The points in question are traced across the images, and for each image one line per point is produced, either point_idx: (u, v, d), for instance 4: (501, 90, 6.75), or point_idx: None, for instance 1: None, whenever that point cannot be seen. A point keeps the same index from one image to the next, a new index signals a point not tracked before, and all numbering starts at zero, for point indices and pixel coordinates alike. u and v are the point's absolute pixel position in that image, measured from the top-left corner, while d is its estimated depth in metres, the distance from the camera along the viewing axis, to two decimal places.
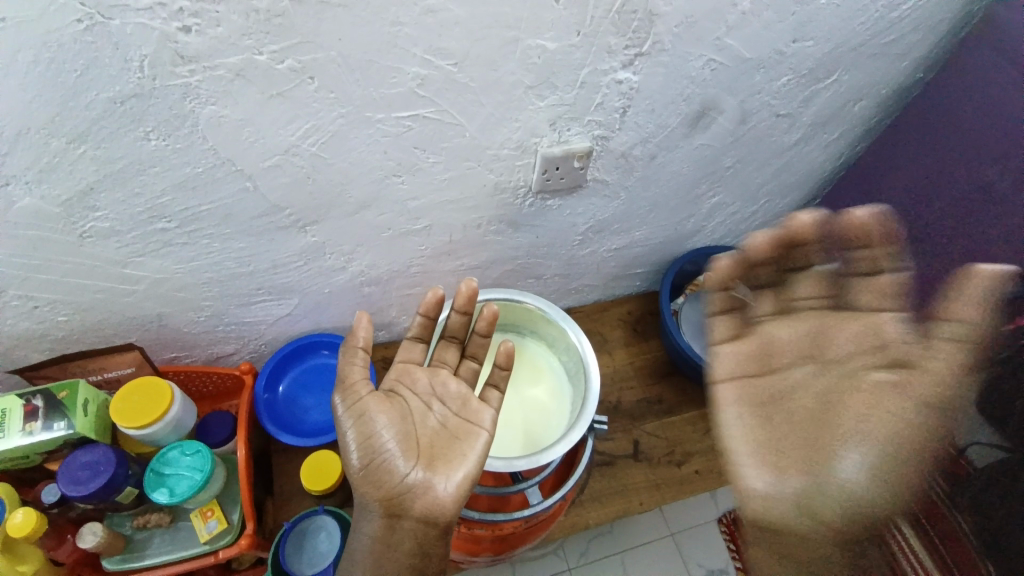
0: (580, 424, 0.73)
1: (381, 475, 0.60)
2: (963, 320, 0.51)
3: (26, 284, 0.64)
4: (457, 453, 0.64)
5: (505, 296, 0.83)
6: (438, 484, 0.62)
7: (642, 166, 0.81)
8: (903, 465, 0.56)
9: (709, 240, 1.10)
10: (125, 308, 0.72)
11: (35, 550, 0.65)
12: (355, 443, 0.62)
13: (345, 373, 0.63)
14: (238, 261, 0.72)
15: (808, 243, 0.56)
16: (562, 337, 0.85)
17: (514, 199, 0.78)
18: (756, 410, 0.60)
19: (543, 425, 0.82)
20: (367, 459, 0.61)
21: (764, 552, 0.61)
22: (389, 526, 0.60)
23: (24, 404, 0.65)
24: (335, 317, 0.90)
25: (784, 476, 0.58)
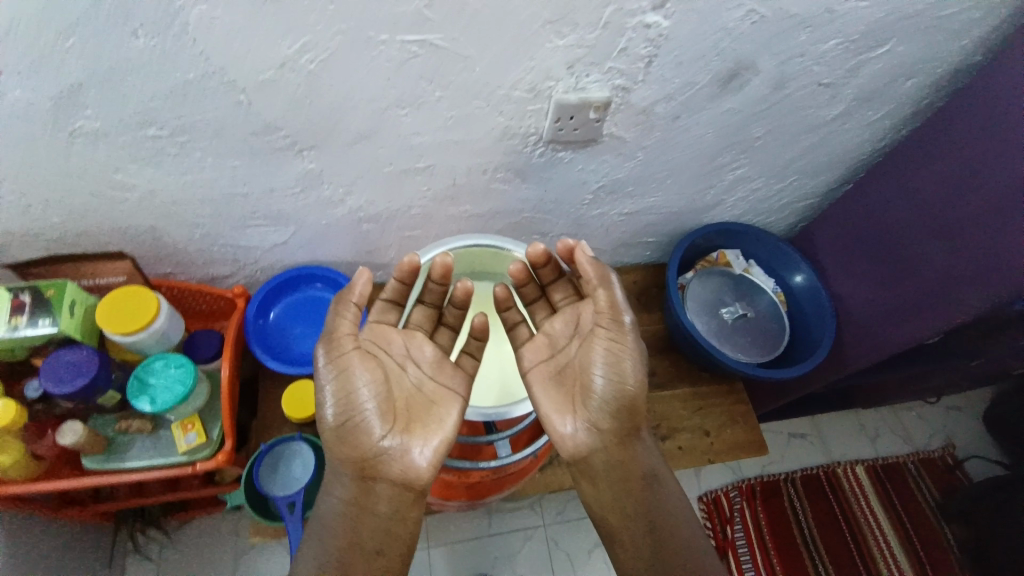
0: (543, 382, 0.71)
1: (357, 435, 0.61)
2: (597, 274, 0.65)
3: (19, 181, 0.63)
4: (433, 417, 0.65)
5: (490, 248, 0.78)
6: (414, 450, 0.62)
7: (663, 126, 0.76)
8: (626, 369, 0.64)
9: (728, 215, 1.05)
10: (119, 216, 0.72)
11: (14, 441, 0.66)
12: (333, 398, 0.61)
13: (334, 325, 0.62)
14: (234, 181, 0.70)
15: (550, 261, 0.71)
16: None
17: (523, 146, 0.74)
18: (552, 380, 0.68)
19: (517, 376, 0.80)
20: (344, 416, 0.61)
21: (586, 485, 0.67)
22: (366, 486, 0.61)
23: (11, 298, 0.65)
24: (331, 251, 0.89)
25: (573, 419, 0.66)
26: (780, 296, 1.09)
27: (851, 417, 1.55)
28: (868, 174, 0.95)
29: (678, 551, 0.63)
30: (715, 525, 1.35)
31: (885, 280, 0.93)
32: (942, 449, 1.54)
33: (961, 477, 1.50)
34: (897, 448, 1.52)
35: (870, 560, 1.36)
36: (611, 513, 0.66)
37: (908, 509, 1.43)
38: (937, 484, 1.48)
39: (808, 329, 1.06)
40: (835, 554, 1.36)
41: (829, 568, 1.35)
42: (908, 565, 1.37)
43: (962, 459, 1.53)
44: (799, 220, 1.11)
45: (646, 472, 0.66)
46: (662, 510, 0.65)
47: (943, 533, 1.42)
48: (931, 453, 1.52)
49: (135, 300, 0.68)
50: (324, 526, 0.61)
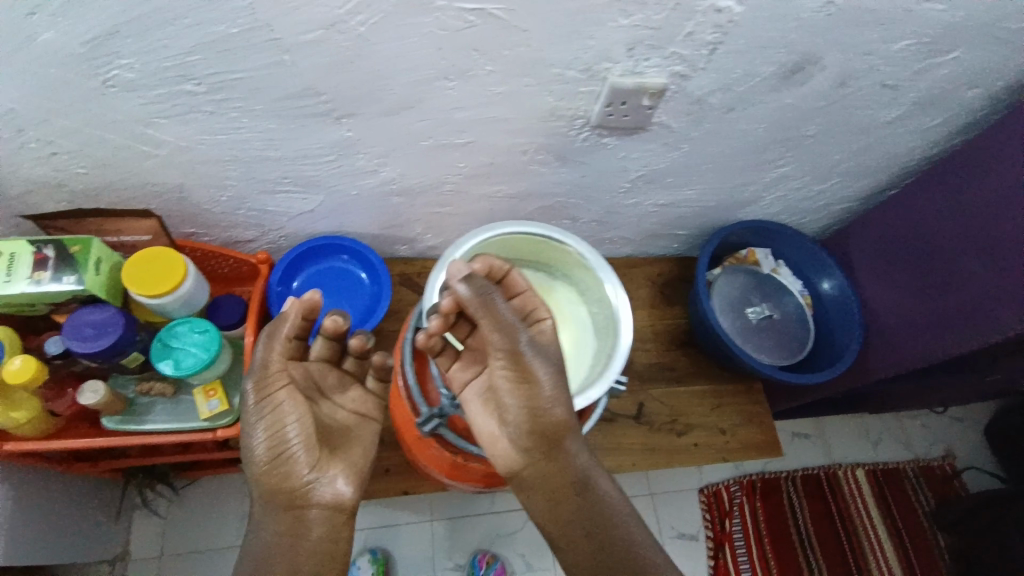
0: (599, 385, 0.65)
1: (287, 469, 0.59)
2: (477, 307, 0.55)
3: (44, 128, 0.60)
4: (351, 450, 0.65)
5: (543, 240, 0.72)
6: (338, 482, 0.62)
7: (715, 117, 0.73)
8: (543, 396, 0.58)
9: (763, 213, 1.02)
10: (145, 171, 0.69)
11: (29, 399, 0.65)
12: (263, 432, 0.58)
13: (263, 359, 0.59)
14: (267, 144, 0.67)
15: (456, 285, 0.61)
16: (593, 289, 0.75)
17: (567, 129, 0.71)
18: (480, 398, 0.64)
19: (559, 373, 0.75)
20: (274, 451, 0.58)
21: (520, 499, 0.64)
22: (295, 516, 0.60)
23: (34, 252, 0.63)
24: (357, 222, 0.87)
25: (500, 434, 0.63)
26: (806, 299, 1.07)
27: (856, 421, 1.55)
28: (913, 183, 0.93)
29: (614, 555, 0.60)
30: (714, 518, 1.37)
31: (919, 291, 0.91)
32: (942, 458, 1.54)
33: (958, 488, 1.51)
34: (898, 455, 1.53)
35: (863, 562, 1.38)
36: (548, 523, 0.63)
37: (904, 515, 1.45)
38: (934, 493, 1.49)
39: (832, 335, 1.04)
40: (829, 553, 1.38)
41: (822, 566, 1.36)
42: (898, 568, 1.40)
43: (961, 470, 1.54)
44: (833, 223, 1.09)
45: (578, 481, 0.61)
46: (599, 514, 0.61)
47: (936, 540, 1.44)
48: (931, 462, 1.53)
49: (163, 261, 0.67)
50: (254, 561, 0.58)
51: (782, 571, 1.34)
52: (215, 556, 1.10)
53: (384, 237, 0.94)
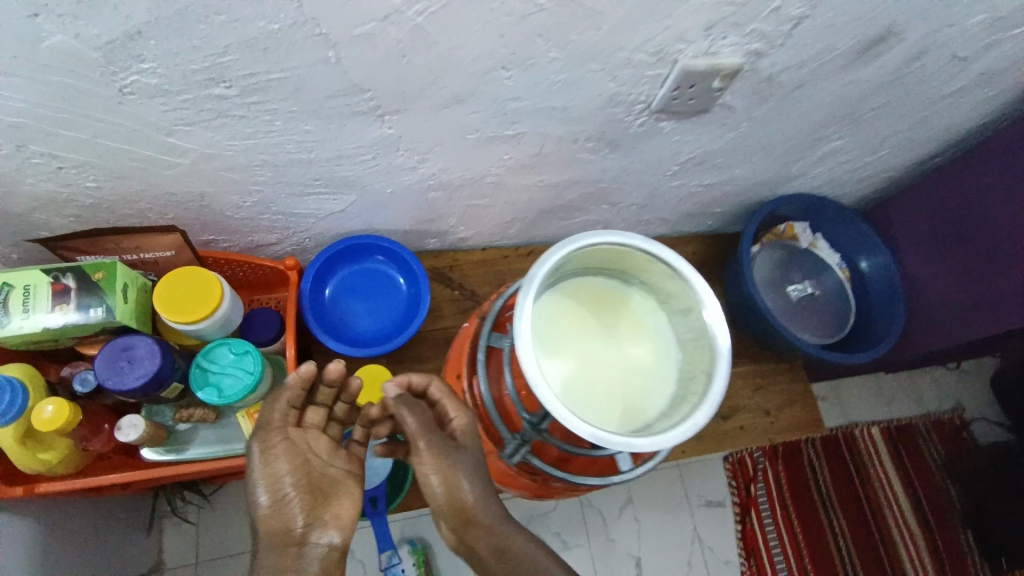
0: (710, 401, 0.47)
1: (284, 515, 0.53)
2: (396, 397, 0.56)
3: (49, 140, 0.53)
4: (345, 500, 0.57)
5: (633, 242, 0.50)
6: (332, 531, 0.54)
7: (780, 95, 0.68)
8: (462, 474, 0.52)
9: (805, 187, 0.98)
10: (162, 181, 0.62)
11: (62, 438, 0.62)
12: (261, 480, 0.53)
13: (265, 415, 0.57)
14: (300, 146, 0.60)
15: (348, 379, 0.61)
16: (689, 302, 0.52)
17: (625, 115, 0.66)
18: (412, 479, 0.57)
19: (641, 390, 0.54)
20: (274, 497, 0.53)
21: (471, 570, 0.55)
22: (296, 561, 0.52)
23: (52, 282, 0.58)
24: (389, 219, 0.81)
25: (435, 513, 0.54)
26: (845, 273, 1.05)
27: (870, 379, 1.55)
28: (961, 158, 0.92)
29: None
30: (739, 484, 1.36)
31: (967, 271, 0.92)
32: (954, 410, 1.56)
33: (968, 440, 1.52)
34: (910, 411, 1.54)
35: (880, 516, 1.42)
36: None
37: (917, 468, 1.47)
38: (946, 445, 1.51)
39: (871, 310, 1.02)
40: (849, 511, 1.41)
41: (843, 524, 1.39)
42: (914, 520, 1.43)
43: (971, 422, 1.55)
44: (872, 194, 1.05)
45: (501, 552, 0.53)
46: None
47: (947, 490, 1.47)
48: (942, 416, 1.54)
49: (195, 279, 0.64)
50: None
51: (805, 531, 1.36)
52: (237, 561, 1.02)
53: (414, 232, 0.88)
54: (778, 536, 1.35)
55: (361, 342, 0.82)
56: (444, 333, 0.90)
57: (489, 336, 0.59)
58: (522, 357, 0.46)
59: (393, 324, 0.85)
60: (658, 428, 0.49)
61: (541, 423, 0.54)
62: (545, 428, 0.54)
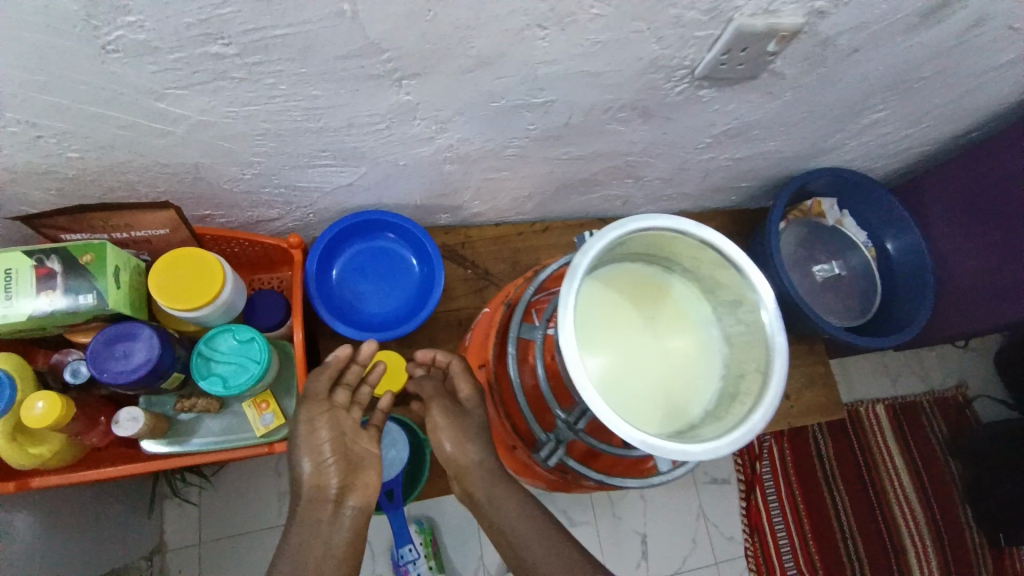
0: (767, 403, 0.43)
1: (320, 479, 0.58)
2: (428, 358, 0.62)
3: (23, 106, 0.46)
4: (373, 469, 0.61)
5: (684, 229, 0.46)
6: (358, 498, 0.59)
7: (832, 61, 0.63)
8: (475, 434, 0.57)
9: (837, 161, 0.93)
10: (154, 151, 0.55)
11: (54, 433, 0.57)
12: (304, 448, 0.59)
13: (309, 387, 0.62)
14: (307, 113, 0.54)
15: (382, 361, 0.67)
16: (743, 295, 0.48)
17: (665, 81, 0.60)
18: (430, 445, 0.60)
19: (686, 389, 0.49)
20: (314, 466, 0.58)
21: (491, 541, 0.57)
22: (330, 517, 0.57)
23: (36, 266, 0.53)
24: (400, 193, 0.76)
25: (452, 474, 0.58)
26: (870, 251, 1.01)
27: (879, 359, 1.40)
28: (1001, 130, 0.87)
29: None
30: (745, 462, 1.25)
31: (1000, 253, 0.89)
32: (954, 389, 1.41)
33: (970, 419, 1.39)
34: (914, 387, 1.40)
35: (886, 501, 1.29)
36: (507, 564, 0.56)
37: (927, 449, 1.33)
38: (946, 422, 1.38)
39: (895, 290, 1.00)
40: (854, 494, 1.29)
41: (850, 512, 1.27)
42: (919, 504, 1.30)
43: (973, 399, 1.41)
44: (902, 169, 1.00)
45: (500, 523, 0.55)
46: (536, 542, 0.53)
47: (949, 470, 1.34)
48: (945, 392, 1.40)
49: (196, 266, 0.59)
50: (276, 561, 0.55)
51: (809, 514, 1.25)
52: (247, 541, 0.95)
53: (426, 206, 0.82)
54: (784, 521, 1.23)
55: (371, 325, 0.78)
56: (457, 313, 0.87)
57: (520, 326, 0.54)
58: (566, 354, 0.41)
59: (405, 306, 0.81)
60: (708, 432, 0.45)
61: (577, 422, 0.49)
62: (581, 428, 0.49)
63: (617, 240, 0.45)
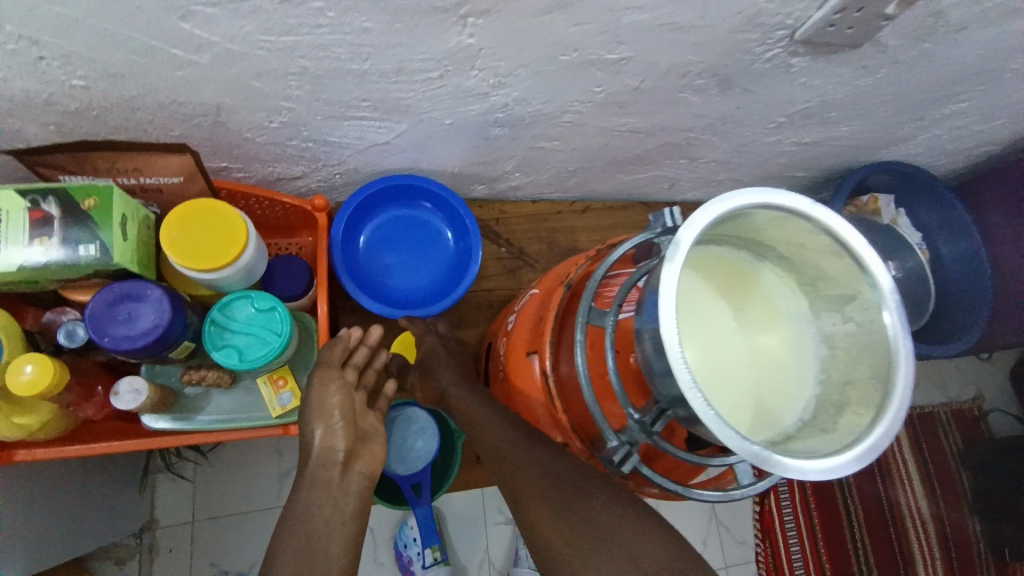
0: (890, 416, 0.38)
1: (330, 444, 0.52)
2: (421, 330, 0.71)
3: (17, 13, 0.38)
4: (380, 441, 0.56)
5: (797, 209, 0.40)
6: (368, 464, 0.53)
7: (941, 36, 0.56)
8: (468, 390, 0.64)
9: (902, 154, 0.86)
10: (173, 86, 0.48)
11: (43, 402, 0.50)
12: (315, 416, 0.53)
13: (324, 356, 0.58)
14: (352, 51, 0.47)
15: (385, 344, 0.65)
16: (856, 290, 0.42)
17: (758, 44, 0.52)
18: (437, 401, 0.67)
19: (780, 394, 0.44)
20: (326, 434, 0.52)
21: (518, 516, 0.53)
22: (338, 481, 0.50)
23: (30, 209, 0.45)
24: (437, 157, 0.68)
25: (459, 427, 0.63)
26: (924, 254, 0.96)
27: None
28: None
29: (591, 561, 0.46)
30: None
31: None
32: (972, 400, 1.21)
33: (984, 431, 1.19)
34: (931, 396, 1.19)
35: (901, 527, 1.11)
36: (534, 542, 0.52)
37: (941, 461, 1.15)
38: (962, 435, 1.18)
39: (947, 298, 0.94)
40: (869, 512, 1.11)
41: (863, 532, 1.10)
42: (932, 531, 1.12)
43: (988, 411, 1.22)
44: (963, 168, 0.94)
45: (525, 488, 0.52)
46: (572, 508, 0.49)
47: (959, 482, 1.15)
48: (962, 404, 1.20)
49: (219, 233, 0.52)
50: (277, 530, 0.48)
51: (823, 530, 1.09)
52: (237, 523, 0.87)
53: (462, 176, 0.75)
54: (798, 536, 1.09)
55: (399, 301, 0.73)
56: (488, 296, 0.83)
57: (588, 312, 0.48)
58: (670, 347, 0.35)
59: (436, 281, 0.75)
60: (814, 444, 0.40)
61: (653, 425, 0.43)
62: (658, 431, 0.43)
63: (720, 218, 0.39)
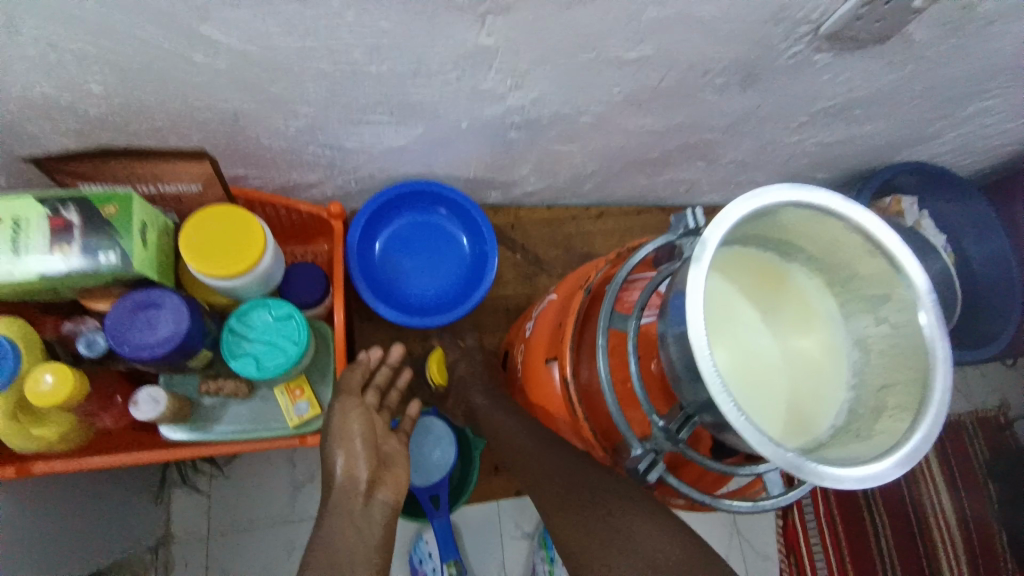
0: (931, 421, 0.36)
1: (353, 472, 0.50)
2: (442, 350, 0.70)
3: (37, 16, 0.38)
4: (402, 466, 0.55)
5: (829, 206, 0.38)
6: (391, 491, 0.52)
7: (976, 26, 0.54)
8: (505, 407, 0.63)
9: (926, 153, 0.84)
10: (193, 92, 0.48)
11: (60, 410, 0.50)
12: (338, 444, 0.51)
13: (344, 380, 0.57)
14: (371, 53, 0.46)
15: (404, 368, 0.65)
16: (891, 289, 0.40)
17: (781, 39, 0.51)
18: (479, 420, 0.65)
19: (812, 398, 0.42)
20: (348, 463, 0.51)
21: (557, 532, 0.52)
22: (361, 511, 0.49)
23: (50, 216, 0.45)
24: (453, 162, 0.68)
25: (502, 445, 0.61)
26: (950, 257, 0.92)
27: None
28: None
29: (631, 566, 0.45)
30: None
31: None
32: (997, 407, 1.17)
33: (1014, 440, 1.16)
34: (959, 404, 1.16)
35: (927, 537, 1.07)
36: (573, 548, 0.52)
37: (967, 468, 1.11)
38: (990, 443, 1.14)
39: (976, 300, 0.92)
40: (895, 522, 1.07)
41: (890, 543, 1.06)
42: (959, 540, 1.08)
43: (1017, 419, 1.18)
44: (989, 168, 0.92)
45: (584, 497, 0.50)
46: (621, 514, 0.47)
47: (986, 489, 1.11)
48: (991, 412, 1.16)
49: (234, 233, 0.52)
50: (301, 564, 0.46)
51: (848, 539, 1.05)
52: (250, 537, 0.86)
53: (478, 181, 0.75)
54: (822, 546, 1.05)
55: (416, 307, 0.72)
56: (504, 303, 0.83)
57: (611, 315, 0.46)
58: (698, 350, 0.34)
59: (452, 287, 0.74)
60: (850, 451, 0.38)
61: (679, 432, 0.41)
62: (683, 439, 0.41)
63: (749, 216, 0.38)
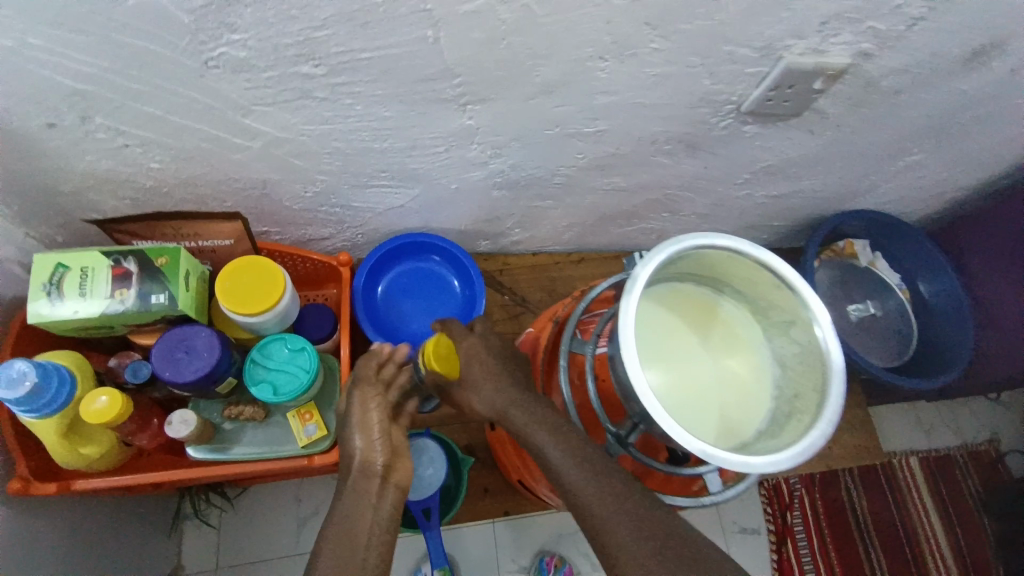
0: (826, 419, 0.43)
1: (370, 456, 0.57)
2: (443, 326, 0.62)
3: (116, 113, 0.49)
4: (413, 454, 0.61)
5: (739, 248, 0.47)
6: (401, 476, 0.58)
7: (879, 100, 0.65)
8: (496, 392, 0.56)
9: (872, 203, 0.94)
10: (230, 166, 0.59)
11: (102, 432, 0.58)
12: (358, 431, 0.58)
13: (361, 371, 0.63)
14: (376, 133, 0.57)
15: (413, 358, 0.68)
16: (796, 315, 0.48)
17: (712, 115, 0.62)
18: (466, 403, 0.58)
19: (740, 407, 0.50)
20: (366, 448, 0.58)
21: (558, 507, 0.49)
22: (377, 492, 0.56)
23: (113, 266, 0.55)
24: (447, 217, 0.78)
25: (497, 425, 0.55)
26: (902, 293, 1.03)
27: (903, 405, 1.20)
28: None
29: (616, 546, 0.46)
30: (774, 510, 1.05)
31: None
32: (987, 441, 1.20)
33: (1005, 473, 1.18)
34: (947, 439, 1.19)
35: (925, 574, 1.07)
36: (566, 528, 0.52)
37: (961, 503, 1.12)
38: (982, 477, 1.16)
39: (933, 335, 0.99)
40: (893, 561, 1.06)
41: None
42: None
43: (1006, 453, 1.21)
44: (937, 215, 1.01)
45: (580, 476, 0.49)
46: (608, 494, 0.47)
47: (982, 524, 1.12)
48: (978, 446, 1.19)
49: (259, 278, 0.62)
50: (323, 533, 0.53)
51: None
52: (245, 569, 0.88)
53: (469, 233, 0.85)
54: None
55: (414, 343, 0.81)
56: None
57: (571, 341, 0.55)
58: (629, 362, 0.42)
59: None
60: (764, 447, 0.45)
61: (627, 437, 0.50)
62: (631, 442, 0.50)
63: (674, 256, 0.47)
